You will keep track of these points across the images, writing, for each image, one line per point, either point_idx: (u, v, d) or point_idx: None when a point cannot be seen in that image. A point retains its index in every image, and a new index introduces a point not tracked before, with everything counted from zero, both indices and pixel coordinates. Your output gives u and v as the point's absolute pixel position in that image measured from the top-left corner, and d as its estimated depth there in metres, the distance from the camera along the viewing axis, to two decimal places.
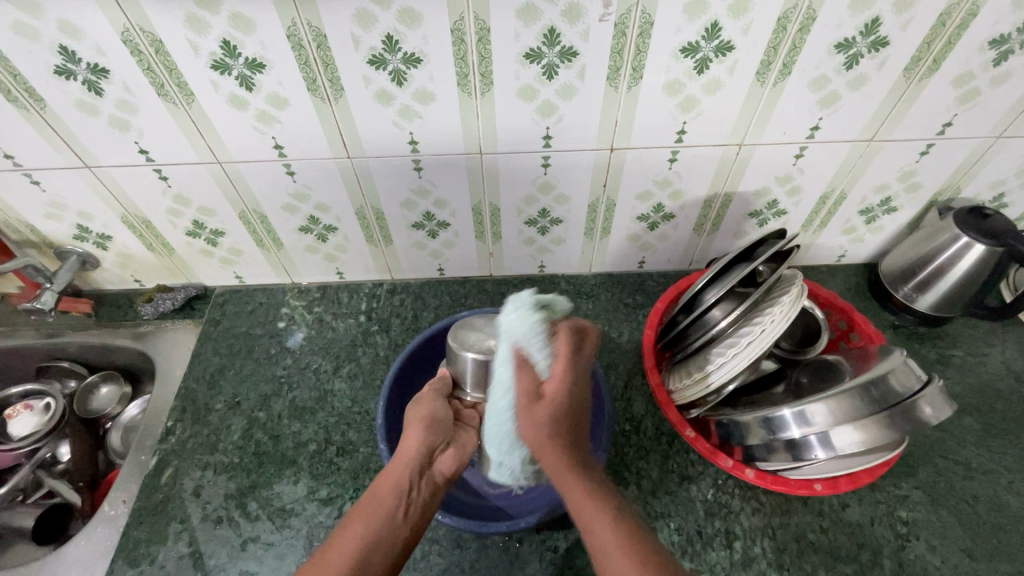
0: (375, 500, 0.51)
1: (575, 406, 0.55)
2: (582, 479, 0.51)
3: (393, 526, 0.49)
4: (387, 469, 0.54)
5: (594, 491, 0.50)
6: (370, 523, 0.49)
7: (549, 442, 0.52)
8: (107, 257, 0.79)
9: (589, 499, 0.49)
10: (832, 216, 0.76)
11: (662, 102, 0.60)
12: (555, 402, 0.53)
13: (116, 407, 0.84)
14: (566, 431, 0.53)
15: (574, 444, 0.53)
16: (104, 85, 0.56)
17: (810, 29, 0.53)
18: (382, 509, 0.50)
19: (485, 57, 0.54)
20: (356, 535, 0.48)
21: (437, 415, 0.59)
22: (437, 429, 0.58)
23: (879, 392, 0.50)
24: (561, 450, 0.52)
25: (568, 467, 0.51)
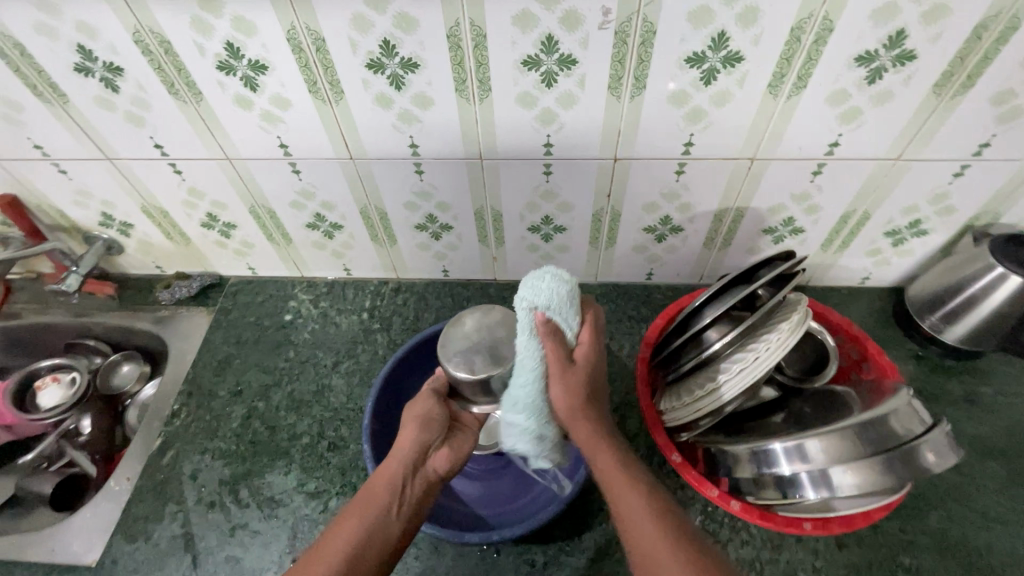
0: (367, 498, 0.51)
1: (596, 380, 0.55)
2: (614, 450, 0.52)
3: (385, 527, 0.49)
4: (381, 467, 0.54)
5: (625, 464, 0.51)
6: (360, 524, 0.49)
7: (579, 411, 0.53)
8: (130, 243, 0.83)
9: (621, 472, 0.51)
10: (855, 236, 0.72)
11: (668, 113, 0.58)
12: (585, 370, 0.53)
13: (135, 386, 0.89)
14: (591, 400, 0.54)
15: (598, 414, 0.54)
16: (120, 83, 0.58)
17: (826, 40, 0.50)
18: (372, 509, 0.50)
19: (482, 63, 0.54)
20: (346, 535, 0.48)
21: (431, 415, 0.58)
22: (431, 430, 0.57)
23: (879, 433, 0.48)
24: (589, 420, 0.53)
25: (602, 439, 0.53)
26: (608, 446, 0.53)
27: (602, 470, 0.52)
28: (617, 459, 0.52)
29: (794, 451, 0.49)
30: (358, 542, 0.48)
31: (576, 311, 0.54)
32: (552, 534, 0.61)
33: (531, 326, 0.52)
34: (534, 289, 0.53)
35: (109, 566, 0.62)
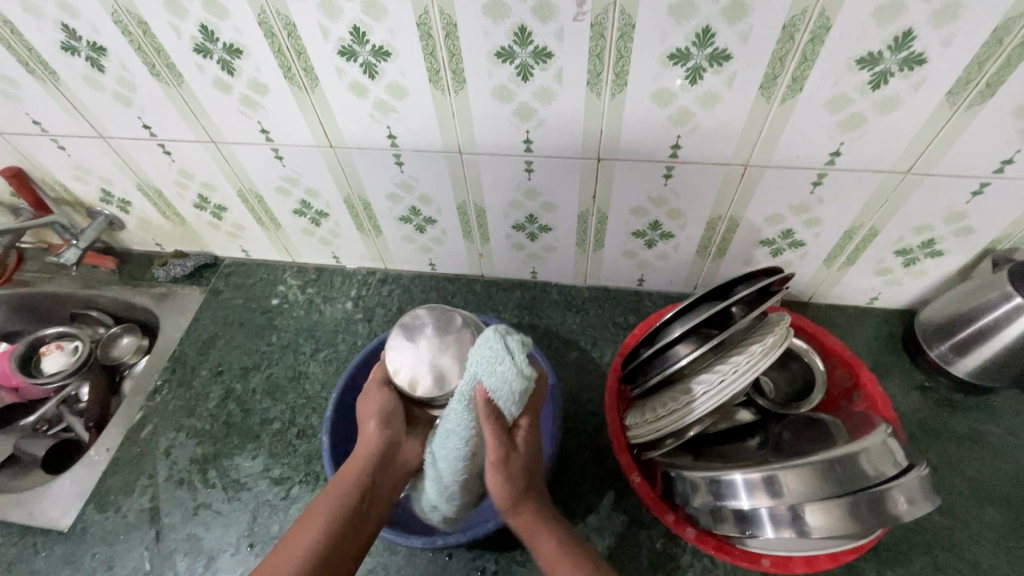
0: (341, 486, 0.50)
1: (534, 468, 0.55)
2: (551, 526, 0.51)
3: (357, 518, 0.49)
4: (351, 455, 0.53)
5: (562, 541, 0.50)
6: (333, 514, 0.48)
7: (519, 504, 0.51)
8: (130, 220, 0.85)
9: (563, 555, 0.48)
10: (860, 254, 0.67)
11: (652, 113, 0.54)
12: (522, 476, 0.53)
13: (132, 358, 0.92)
14: (530, 489, 0.53)
15: (540, 505, 0.53)
16: (104, 62, 0.59)
17: (823, 39, 0.46)
18: (346, 497, 0.49)
19: (455, 53, 0.52)
20: (319, 524, 0.47)
21: (395, 408, 0.56)
22: (397, 422, 0.56)
23: (848, 472, 0.44)
24: (533, 508, 0.52)
25: (543, 519, 0.51)
26: (547, 530, 0.50)
27: (541, 557, 0.49)
28: (563, 543, 0.49)
29: (756, 486, 0.46)
30: (331, 533, 0.47)
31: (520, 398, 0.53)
32: (504, 541, 0.60)
33: (469, 400, 0.52)
34: (479, 360, 0.51)
35: (80, 533, 0.64)
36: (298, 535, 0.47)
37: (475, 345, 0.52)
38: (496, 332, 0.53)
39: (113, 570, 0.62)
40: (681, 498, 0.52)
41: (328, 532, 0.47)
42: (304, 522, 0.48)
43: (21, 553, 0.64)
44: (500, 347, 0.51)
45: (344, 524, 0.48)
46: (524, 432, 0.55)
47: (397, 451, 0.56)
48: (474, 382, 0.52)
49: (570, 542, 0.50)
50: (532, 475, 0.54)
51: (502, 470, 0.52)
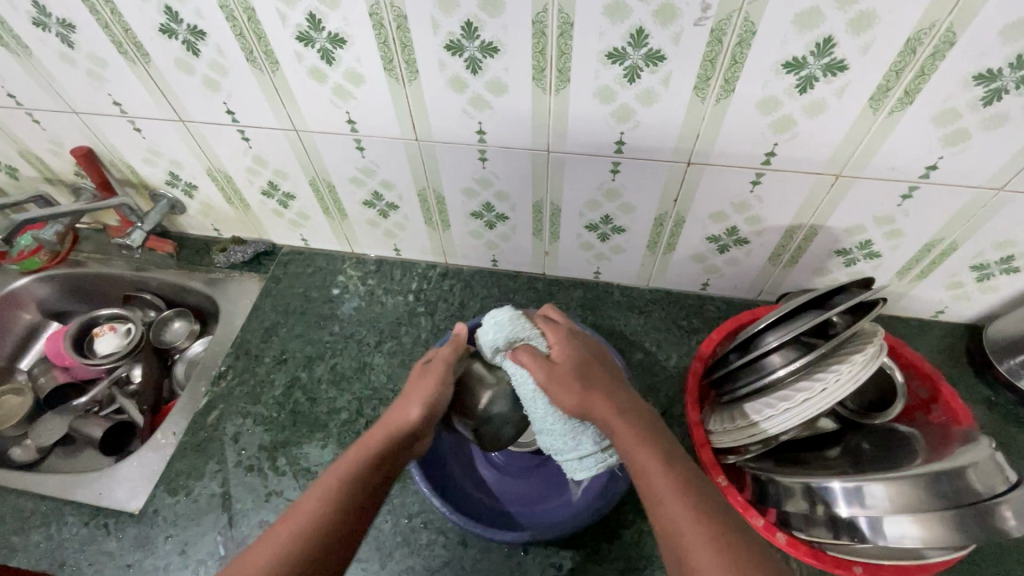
0: (351, 467, 0.47)
1: (588, 354, 0.55)
2: (617, 420, 0.49)
3: (365, 503, 0.46)
4: (368, 438, 0.50)
5: (630, 426, 0.48)
6: (342, 493, 0.45)
7: (582, 395, 0.51)
8: (192, 204, 0.84)
9: (640, 445, 0.46)
10: (935, 267, 0.67)
11: (754, 120, 0.54)
12: (566, 365, 0.53)
13: (184, 341, 0.91)
14: (596, 383, 0.52)
15: (603, 392, 0.51)
16: (201, 46, 0.59)
17: (945, 54, 0.46)
18: (357, 479, 0.46)
19: (565, 52, 0.52)
20: (329, 499, 0.44)
21: (439, 397, 0.55)
22: (433, 412, 0.54)
23: (955, 486, 0.44)
24: (600, 401, 0.50)
25: (609, 407, 0.50)
26: (608, 408, 0.50)
27: (614, 441, 0.48)
28: (637, 437, 0.47)
29: (856, 495, 0.46)
30: (333, 517, 0.43)
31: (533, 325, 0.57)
32: (580, 540, 0.60)
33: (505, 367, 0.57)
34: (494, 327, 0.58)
35: (151, 515, 0.65)
36: (300, 511, 0.43)
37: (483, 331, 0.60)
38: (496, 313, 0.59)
39: (186, 554, 0.62)
40: (772, 500, 0.53)
41: (336, 512, 0.43)
42: (307, 500, 0.44)
43: (92, 534, 0.64)
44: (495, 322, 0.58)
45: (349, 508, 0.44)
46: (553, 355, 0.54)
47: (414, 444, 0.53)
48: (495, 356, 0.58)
49: (646, 434, 0.47)
50: (588, 361, 0.54)
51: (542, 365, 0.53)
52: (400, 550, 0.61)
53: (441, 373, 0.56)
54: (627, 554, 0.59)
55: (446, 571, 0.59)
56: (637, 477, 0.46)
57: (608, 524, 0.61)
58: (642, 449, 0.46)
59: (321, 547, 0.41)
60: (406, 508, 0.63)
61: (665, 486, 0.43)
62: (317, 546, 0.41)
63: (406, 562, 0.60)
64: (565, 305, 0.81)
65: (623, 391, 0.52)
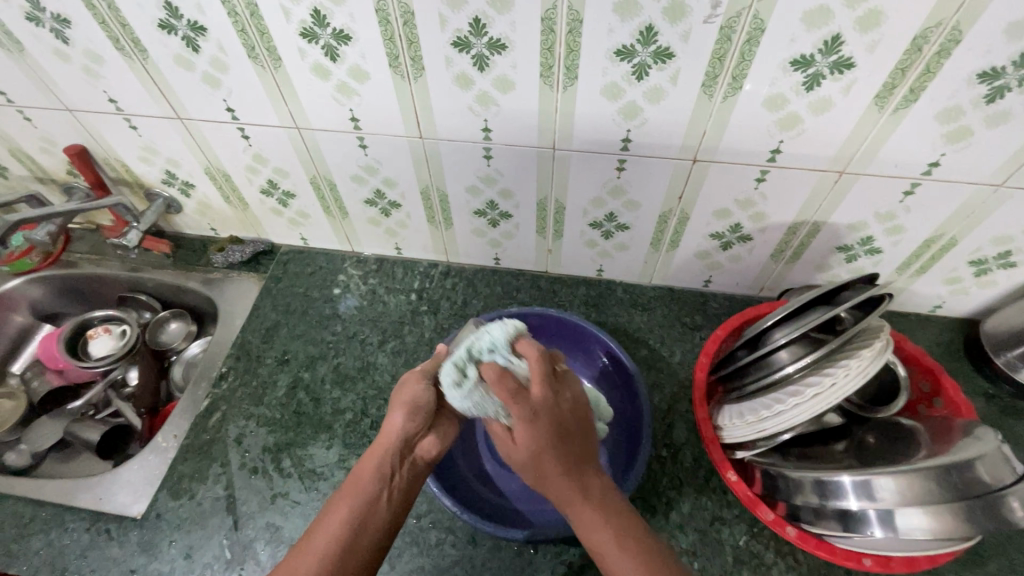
0: (351, 491, 0.50)
1: (563, 399, 0.50)
2: (575, 492, 0.48)
3: (364, 523, 0.48)
4: (366, 454, 0.53)
5: (587, 499, 0.48)
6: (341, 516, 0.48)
7: (541, 468, 0.48)
8: (189, 204, 0.83)
9: (598, 521, 0.47)
10: (935, 262, 0.68)
11: (760, 117, 0.55)
12: (534, 422, 0.47)
13: (180, 343, 0.89)
14: (563, 428, 0.49)
15: (564, 454, 0.48)
16: (201, 42, 0.58)
17: (950, 52, 0.46)
18: (355, 499, 0.49)
19: (573, 49, 0.52)
20: (330, 528, 0.48)
21: (418, 399, 0.54)
22: (419, 415, 0.54)
23: (963, 479, 0.45)
24: (563, 471, 0.48)
25: (567, 481, 0.48)
26: (571, 477, 0.48)
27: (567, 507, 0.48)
28: (594, 511, 0.47)
29: (864, 489, 0.47)
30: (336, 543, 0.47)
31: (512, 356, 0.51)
32: None
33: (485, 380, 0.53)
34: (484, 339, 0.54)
35: (154, 519, 0.64)
36: (312, 539, 0.48)
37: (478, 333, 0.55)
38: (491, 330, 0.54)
39: (192, 559, 0.61)
40: (782, 495, 0.54)
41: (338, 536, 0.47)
42: (317, 527, 0.48)
43: (94, 540, 0.63)
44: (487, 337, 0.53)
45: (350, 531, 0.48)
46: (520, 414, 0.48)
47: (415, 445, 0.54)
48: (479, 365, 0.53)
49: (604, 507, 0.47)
50: (559, 410, 0.49)
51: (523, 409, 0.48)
52: (409, 551, 0.60)
53: (415, 377, 0.56)
54: None
55: (457, 570, 0.59)
56: (589, 548, 0.47)
57: None
58: (600, 526, 0.47)
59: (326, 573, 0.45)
60: (414, 508, 0.63)
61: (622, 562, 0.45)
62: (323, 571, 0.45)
63: (416, 562, 0.60)
64: (569, 303, 0.81)
65: (586, 450, 0.50)
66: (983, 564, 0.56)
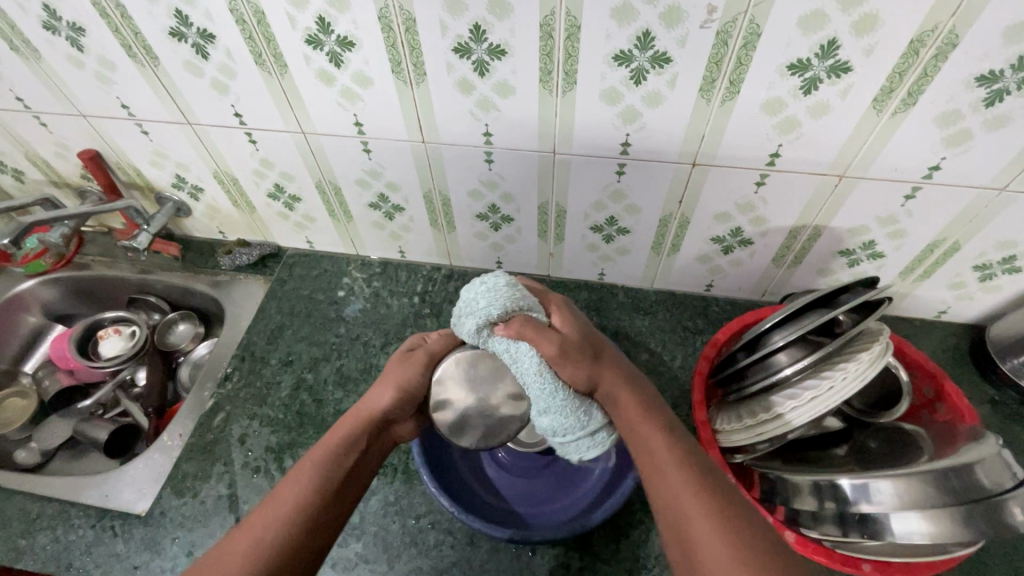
0: (328, 451, 0.51)
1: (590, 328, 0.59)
2: (636, 411, 0.52)
3: (339, 494, 0.50)
4: (346, 417, 0.55)
5: (645, 418, 0.51)
6: (319, 475, 0.49)
7: (608, 374, 0.55)
8: (198, 207, 0.85)
9: (669, 458, 0.47)
10: (939, 267, 0.67)
11: (758, 121, 0.55)
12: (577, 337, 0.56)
13: (188, 344, 0.91)
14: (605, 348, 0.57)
15: (615, 369, 0.55)
16: (210, 50, 0.59)
17: (947, 56, 0.46)
18: (333, 462, 0.50)
19: (572, 54, 0.52)
20: (305, 484, 0.48)
21: (417, 385, 0.57)
22: (412, 400, 0.57)
23: (963, 483, 0.44)
24: (615, 375, 0.55)
25: (641, 411, 0.52)
26: (627, 392, 0.53)
27: (626, 423, 0.52)
28: (658, 430, 0.50)
29: (859, 491, 0.47)
30: (313, 500, 0.48)
31: (521, 302, 0.56)
32: (587, 540, 0.60)
33: (501, 340, 0.56)
34: (473, 301, 0.56)
35: (158, 517, 0.65)
36: (285, 491, 0.48)
37: (464, 293, 0.57)
38: (470, 286, 0.57)
39: (194, 556, 0.62)
40: (781, 498, 0.54)
41: (313, 493, 0.48)
42: (289, 482, 0.48)
43: (99, 536, 0.64)
44: (483, 285, 0.56)
45: (322, 502, 0.48)
46: (561, 316, 0.58)
47: (389, 427, 0.57)
48: (489, 325, 0.55)
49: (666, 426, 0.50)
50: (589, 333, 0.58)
51: (554, 343, 0.54)
52: (407, 551, 0.61)
53: (418, 361, 0.58)
54: (637, 552, 0.60)
55: (455, 571, 0.59)
56: (653, 484, 0.47)
57: (617, 524, 0.61)
58: (670, 460, 0.46)
59: (300, 529, 0.46)
60: (413, 508, 0.63)
61: (685, 484, 0.44)
62: (295, 531, 0.45)
63: (414, 563, 0.60)
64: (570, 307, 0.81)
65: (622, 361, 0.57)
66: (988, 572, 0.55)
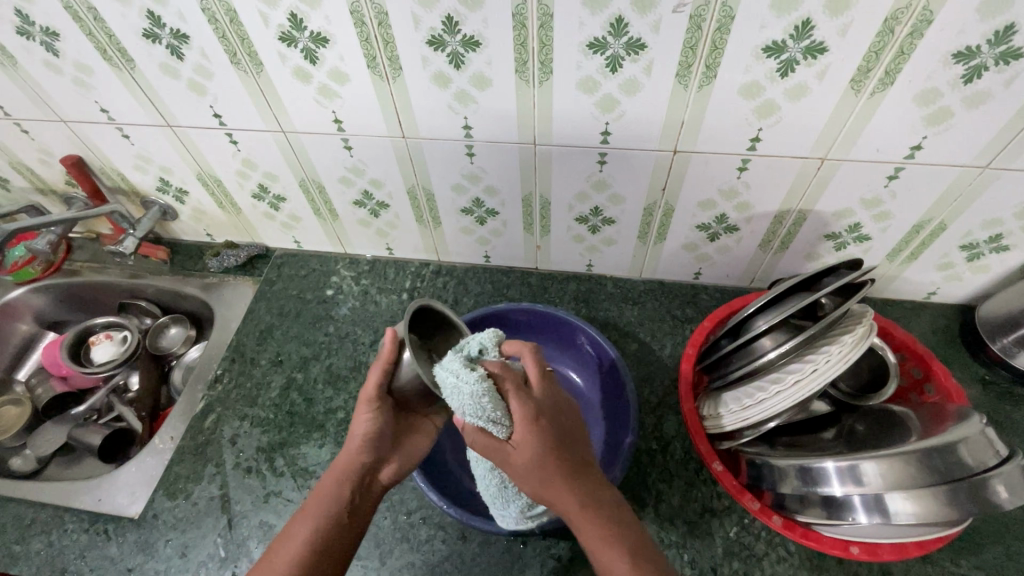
0: (312, 512, 0.50)
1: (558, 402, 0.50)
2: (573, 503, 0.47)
3: (329, 549, 0.49)
4: (328, 476, 0.53)
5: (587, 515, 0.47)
6: (307, 536, 0.48)
7: (551, 486, 0.47)
8: (184, 210, 0.85)
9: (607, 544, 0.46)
10: (925, 248, 0.67)
11: (737, 106, 0.54)
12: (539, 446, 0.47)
13: (180, 348, 0.91)
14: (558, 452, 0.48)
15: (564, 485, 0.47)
16: (184, 50, 0.59)
17: (922, 33, 0.46)
18: (323, 520, 0.50)
19: (546, 44, 0.52)
20: (294, 549, 0.48)
21: (376, 435, 0.54)
22: (381, 438, 0.54)
23: (946, 462, 0.44)
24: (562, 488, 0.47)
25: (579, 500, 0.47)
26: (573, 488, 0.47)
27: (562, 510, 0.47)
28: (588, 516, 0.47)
29: (843, 473, 0.47)
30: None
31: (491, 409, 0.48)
32: (578, 530, 0.61)
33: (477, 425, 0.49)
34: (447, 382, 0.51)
35: (151, 520, 0.65)
36: (274, 560, 0.47)
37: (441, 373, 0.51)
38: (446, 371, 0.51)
39: (188, 557, 0.62)
40: (767, 483, 0.53)
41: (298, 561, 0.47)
42: (278, 550, 0.48)
43: (93, 540, 0.64)
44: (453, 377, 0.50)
45: (309, 562, 0.47)
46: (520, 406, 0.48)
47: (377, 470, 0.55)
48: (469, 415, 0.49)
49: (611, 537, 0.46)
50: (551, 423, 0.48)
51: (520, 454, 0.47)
52: (400, 547, 0.61)
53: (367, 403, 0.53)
54: None
55: (446, 565, 0.60)
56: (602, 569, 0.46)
57: None
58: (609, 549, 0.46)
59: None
60: (405, 504, 0.64)
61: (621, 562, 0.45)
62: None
63: (406, 558, 0.60)
64: (559, 299, 0.81)
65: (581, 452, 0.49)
66: (979, 552, 0.55)
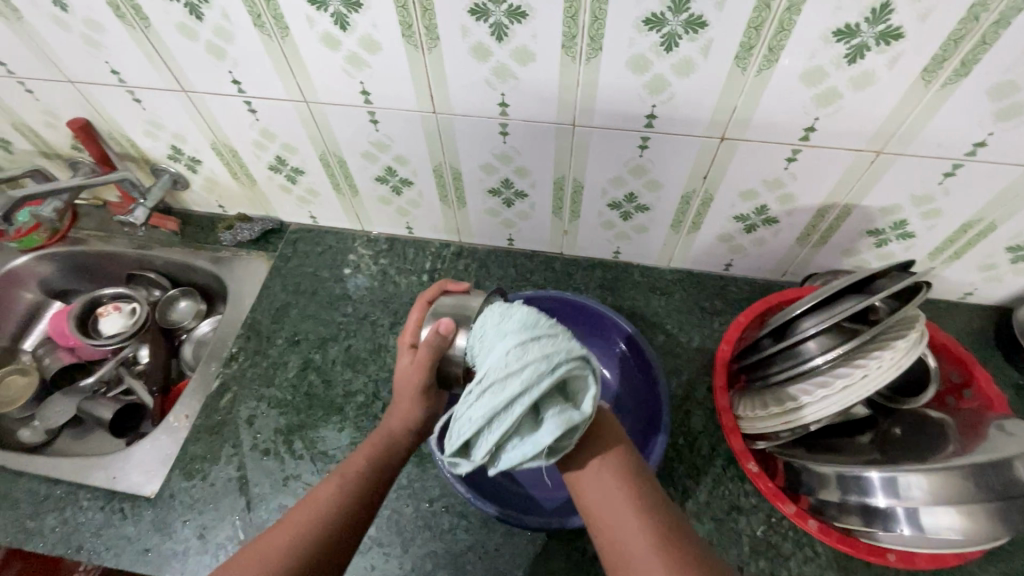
0: (363, 459, 0.50)
1: None
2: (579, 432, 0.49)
3: (370, 495, 0.48)
4: (381, 430, 0.53)
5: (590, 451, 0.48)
6: (349, 481, 0.47)
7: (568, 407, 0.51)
8: (196, 179, 0.81)
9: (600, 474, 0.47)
10: (971, 248, 0.65)
11: (797, 92, 0.51)
12: None
13: (191, 322, 0.89)
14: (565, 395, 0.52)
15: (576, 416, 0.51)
16: (205, 10, 0.55)
17: (1009, 22, 0.43)
18: (367, 470, 0.49)
19: (599, 18, 0.48)
20: (336, 484, 0.47)
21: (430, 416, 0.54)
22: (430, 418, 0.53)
23: (1001, 480, 0.43)
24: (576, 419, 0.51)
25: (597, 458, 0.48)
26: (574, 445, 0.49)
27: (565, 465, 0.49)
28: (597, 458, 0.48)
29: (889, 486, 0.46)
30: (340, 509, 0.45)
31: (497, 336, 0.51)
32: None
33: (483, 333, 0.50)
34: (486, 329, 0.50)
35: (167, 499, 0.64)
36: (318, 493, 0.47)
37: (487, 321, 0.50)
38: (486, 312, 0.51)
39: (205, 538, 0.61)
40: (805, 488, 0.53)
41: (343, 496, 0.46)
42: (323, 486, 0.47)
43: (109, 518, 0.63)
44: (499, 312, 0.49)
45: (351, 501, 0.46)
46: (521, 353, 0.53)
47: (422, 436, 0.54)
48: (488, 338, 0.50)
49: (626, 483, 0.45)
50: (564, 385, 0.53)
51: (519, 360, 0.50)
52: (422, 534, 0.60)
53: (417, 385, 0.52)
54: None
55: (470, 555, 0.59)
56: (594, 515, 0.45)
57: None
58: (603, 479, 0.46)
59: (316, 548, 0.43)
60: (427, 492, 0.63)
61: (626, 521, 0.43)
62: (320, 532, 0.44)
63: (428, 546, 0.59)
64: (584, 286, 0.79)
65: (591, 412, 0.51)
66: (1009, 559, 0.55)
